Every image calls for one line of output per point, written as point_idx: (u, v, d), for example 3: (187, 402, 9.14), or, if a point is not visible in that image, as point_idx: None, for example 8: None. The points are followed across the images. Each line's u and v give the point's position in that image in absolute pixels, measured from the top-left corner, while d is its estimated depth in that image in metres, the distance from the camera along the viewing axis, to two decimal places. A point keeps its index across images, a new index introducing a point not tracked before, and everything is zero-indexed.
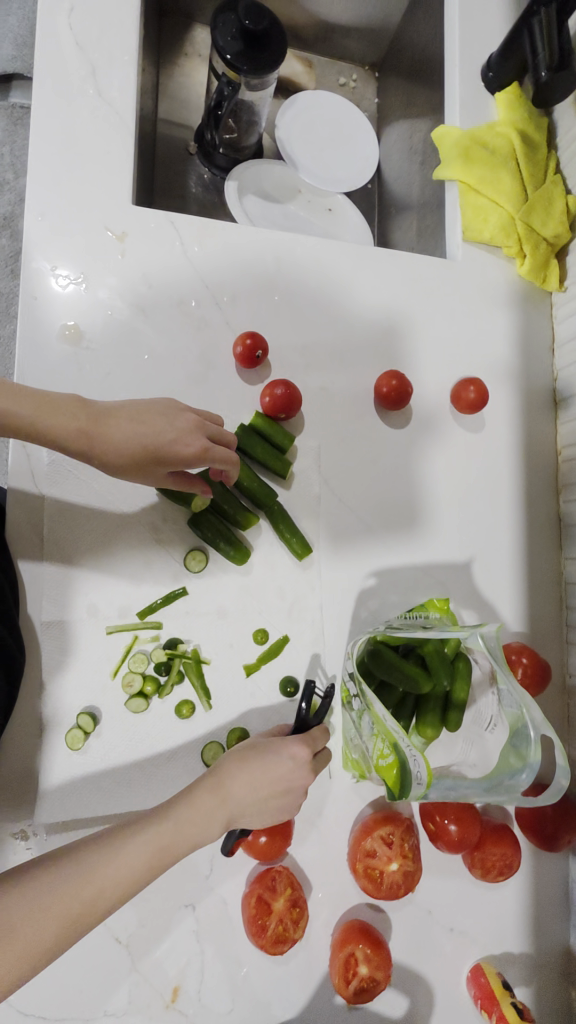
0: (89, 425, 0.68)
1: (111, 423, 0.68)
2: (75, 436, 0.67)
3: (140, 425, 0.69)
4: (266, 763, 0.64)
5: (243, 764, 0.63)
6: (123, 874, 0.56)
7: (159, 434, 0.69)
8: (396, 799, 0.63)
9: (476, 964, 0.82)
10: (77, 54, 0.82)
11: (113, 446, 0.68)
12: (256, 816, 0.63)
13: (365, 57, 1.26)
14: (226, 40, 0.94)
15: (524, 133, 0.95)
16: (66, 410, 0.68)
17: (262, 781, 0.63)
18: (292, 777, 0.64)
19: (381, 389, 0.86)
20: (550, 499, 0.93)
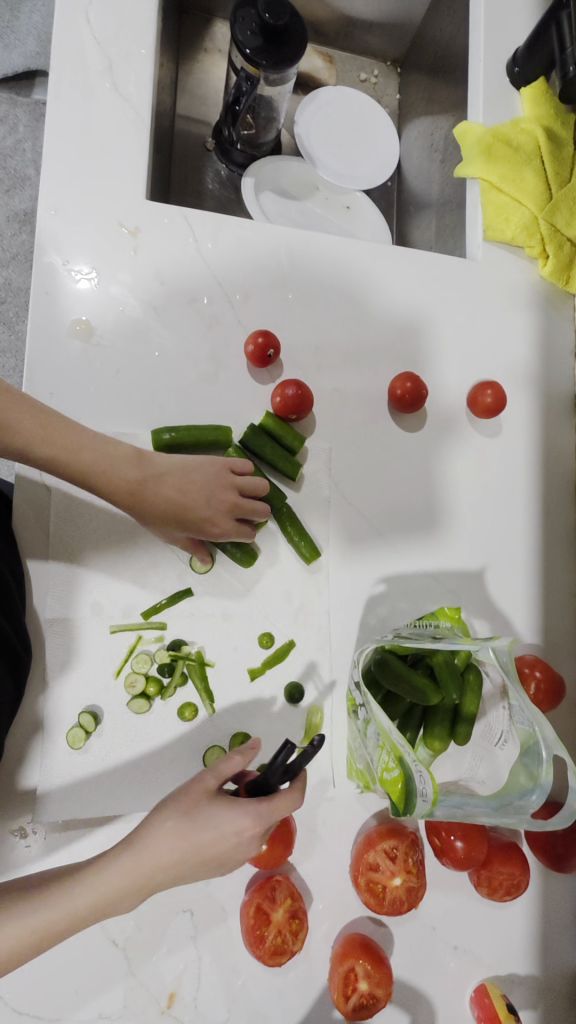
0: (135, 487, 0.73)
1: (159, 485, 0.75)
2: (123, 485, 0.72)
3: (184, 491, 0.76)
4: (200, 835, 0.61)
5: (175, 832, 0.61)
6: (44, 932, 0.57)
7: (198, 505, 0.76)
8: (402, 815, 0.62)
9: (480, 984, 0.80)
10: (94, 48, 0.81)
11: (150, 513, 0.75)
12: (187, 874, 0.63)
13: (387, 52, 1.24)
14: (246, 36, 0.93)
15: (549, 130, 0.92)
16: (120, 465, 0.72)
17: (191, 852, 0.61)
18: (229, 847, 0.62)
19: (395, 391, 0.84)
20: (568, 507, 0.90)
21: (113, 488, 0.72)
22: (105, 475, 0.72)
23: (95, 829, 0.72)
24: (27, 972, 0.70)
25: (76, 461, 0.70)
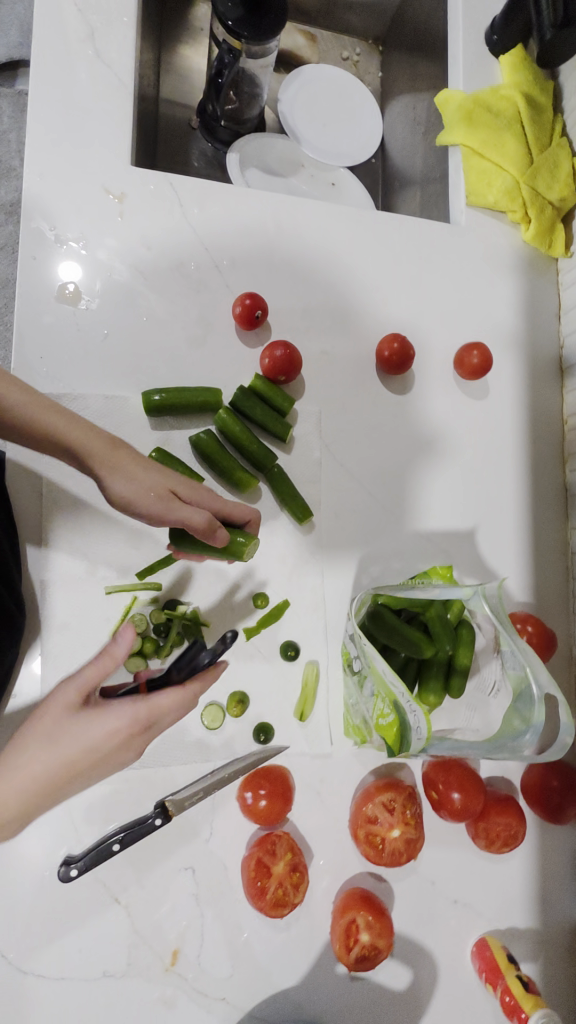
0: (107, 446, 0.66)
1: (124, 475, 0.66)
2: (89, 466, 0.66)
3: (155, 487, 0.67)
4: (70, 754, 0.57)
5: (38, 761, 0.56)
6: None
7: (168, 509, 0.67)
8: (397, 754, 0.64)
9: (481, 938, 0.80)
10: (76, 18, 0.81)
11: (122, 474, 0.66)
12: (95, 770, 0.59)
13: (368, 31, 1.25)
14: (227, 7, 0.95)
15: (529, 97, 0.93)
16: (90, 442, 0.65)
17: (71, 760, 0.57)
18: (110, 758, 0.59)
19: (383, 353, 0.85)
20: (556, 467, 0.92)
21: (84, 441, 0.65)
22: (75, 425, 0.65)
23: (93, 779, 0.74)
24: (31, 931, 0.71)
25: (40, 410, 0.63)
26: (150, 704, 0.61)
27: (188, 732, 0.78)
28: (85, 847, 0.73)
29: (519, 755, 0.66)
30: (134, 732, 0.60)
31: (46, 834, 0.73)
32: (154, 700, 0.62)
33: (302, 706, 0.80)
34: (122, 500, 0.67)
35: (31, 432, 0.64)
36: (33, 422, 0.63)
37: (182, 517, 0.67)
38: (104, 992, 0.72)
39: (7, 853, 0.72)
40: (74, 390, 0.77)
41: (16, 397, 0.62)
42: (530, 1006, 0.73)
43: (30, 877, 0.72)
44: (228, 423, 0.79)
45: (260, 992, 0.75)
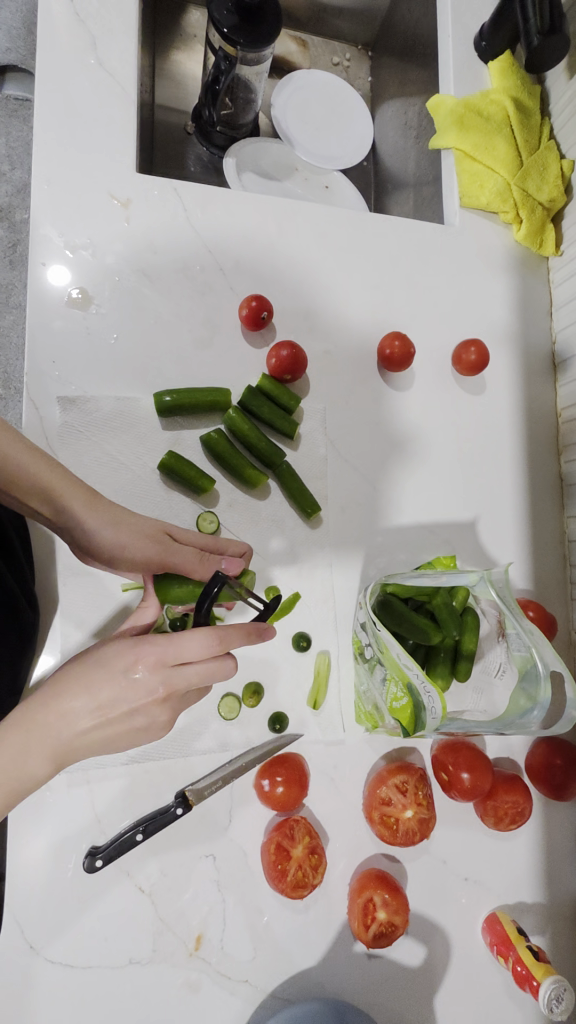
0: (85, 498, 0.66)
1: (104, 527, 0.67)
2: (66, 518, 0.66)
3: (138, 538, 0.68)
4: (92, 684, 0.55)
5: (62, 693, 0.54)
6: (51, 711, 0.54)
7: (151, 555, 0.69)
8: (412, 734, 0.67)
9: (492, 912, 0.83)
10: (77, 27, 0.83)
11: (108, 516, 0.67)
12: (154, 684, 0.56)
13: (358, 37, 1.28)
14: (222, 14, 0.96)
15: (517, 101, 0.97)
16: (70, 498, 0.65)
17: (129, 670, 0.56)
18: (129, 691, 0.55)
19: (385, 351, 0.88)
20: (551, 458, 0.95)
21: (66, 491, 0.65)
22: (61, 473, 0.64)
23: (113, 769, 0.77)
24: (59, 921, 0.73)
25: (26, 458, 0.62)
26: (170, 640, 0.56)
27: (205, 723, 0.80)
28: (110, 838, 0.75)
29: (527, 730, 0.71)
30: (157, 664, 0.56)
31: (70, 825, 0.75)
32: (177, 637, 0.56)
33: (316, 692, 0.82)
34: (106, 544, 0.68)
35: (11, 481, 0.62)
36: (16, 470, 0.62)
37: (179, 557, 0.69)
38: (130, 978, 0.73)
39: (34, 844, 0.73)
40: (86, 391, 0.79)
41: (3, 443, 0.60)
42: (541, 974, 0.75)
43: (56, 868, 0.74)
44: (238, 421, 0.81)
45: (282, 974, 0.77)
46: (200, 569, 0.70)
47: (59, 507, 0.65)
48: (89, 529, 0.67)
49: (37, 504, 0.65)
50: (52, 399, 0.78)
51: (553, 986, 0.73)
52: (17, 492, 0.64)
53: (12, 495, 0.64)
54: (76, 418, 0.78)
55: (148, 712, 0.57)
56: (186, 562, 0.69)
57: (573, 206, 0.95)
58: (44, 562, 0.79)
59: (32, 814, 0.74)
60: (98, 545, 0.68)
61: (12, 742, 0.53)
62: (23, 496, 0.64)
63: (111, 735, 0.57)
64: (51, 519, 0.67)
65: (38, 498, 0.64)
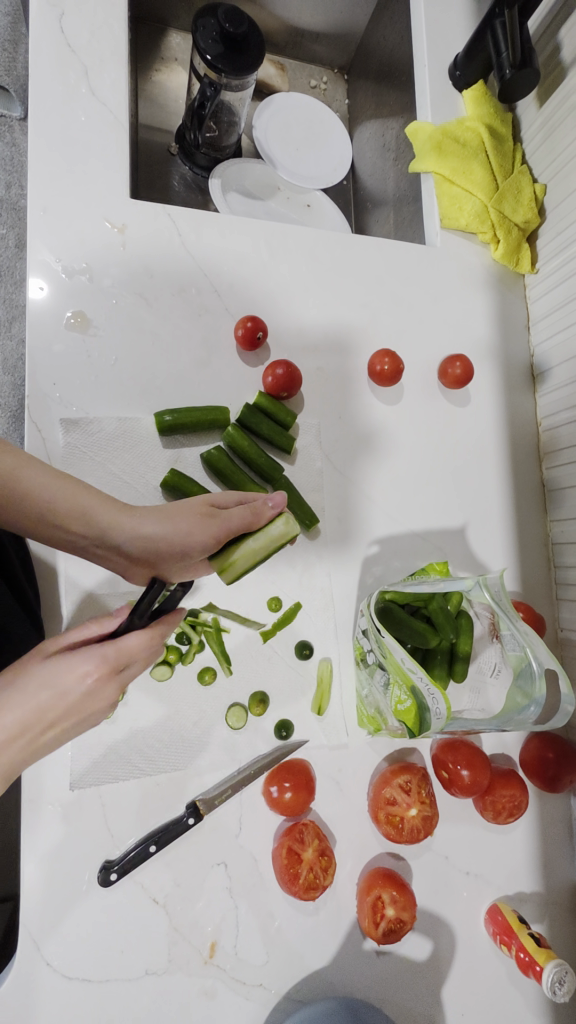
0: (121, 512, 0.68)
1: (151, 524, 0.69)
2: (113, 538, 0.68)
3: (194, 515, 0.71)
4: (38, 703, 0.55)
5: (4, 719, 0.53)
6: (6, 740, 0.54)
7: (210, 530, 0.71)
8: (417, 734, 0.71)
9: (493, 904, 0.86)
10: (69, 57, 0.85)
11: (154, 513, 0.69)
12: (104, 691, 0.60)
13: (334, 61, 1.32)
14: (207, 43, 0.98)
15: (490, 127, 1.02)
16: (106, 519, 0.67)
17: (81, 691, 0.58)
18: (85, 700, 0.59)
19: (375, 368, 0.92)
20: (533, 466, 0.99)
21: (104, 509, 0.67)
22: (95, 494, 0.67)
23: (123, 784, 0.78)
24: (74, 938, 0.73)
25: (57, 489, 0.65)
26: (119, 647, 0.60)
27: (213, 733, 0.82)
28: (123, 850, 0.76)
29: (525, 725, 0.75)
30: (106, 672, 0.60)
31: (84, 841, 0.76)
32: (123, 646, 0.61)
33: (320, 700, 0.86)
34: (163, 541, 0.69)
35: (50, 513, 0.65)
36: (55, 501, 0.65)
37: (231, 521, 0.73)
38: (147, 990, 0.74)
39: (49, 865, 0.74)
40: (88, 412, 0.81)
41: (32, 476, 0.64)
42: (543, 959, 0.78)
43: (71, 884, 0.74)
44: (237, 438, 0.84)
45: (295, 975, 0.78)
46: (253, 516, 0.74)
47: (103, 528, 0.67)
48: (140, 536, 0.68)
49: (81, 532, 0.67)
50: (55, 421, 0.79)
51: (555, 970, 0.76)
52: (59, 523, 0.66)
53: (55, 530, 0.67)
54: (80, 439, 0.80)
55: (97, 711, 0.62)
56: (243, 518, 0.73)
57: (547, 227, 1.00)
58: (49, 582, 0.79)
59: (40, 837, 0.74)
60: (158, 549, 0.70)
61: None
62: (65, 527, 0.66)
63: (59, 738, 0.60)
64: (99, 545, 0.69)
65: (78, 525, 0.66)
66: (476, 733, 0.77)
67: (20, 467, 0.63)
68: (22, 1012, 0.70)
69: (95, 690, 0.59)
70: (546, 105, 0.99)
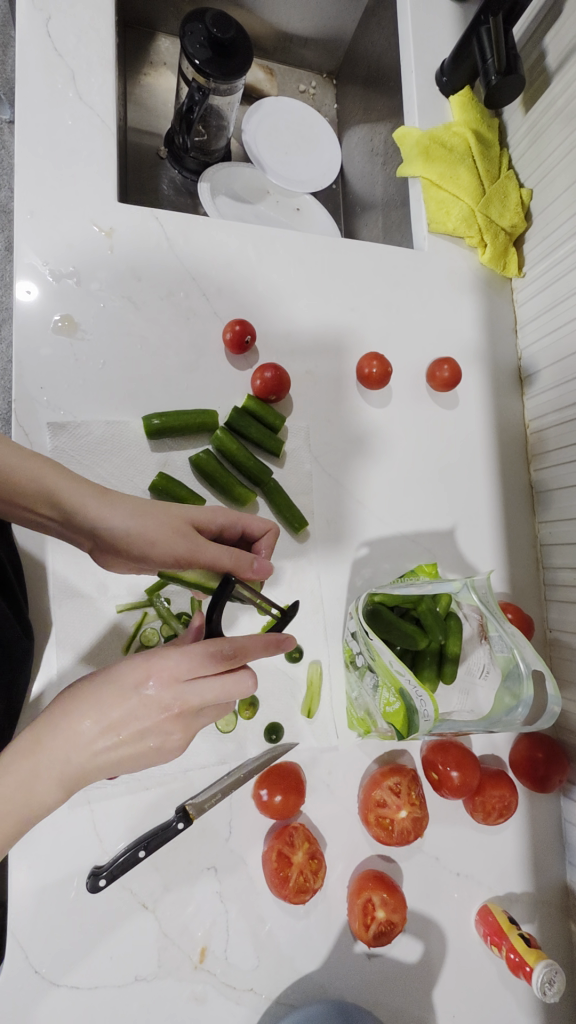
0: (93, 495, 0.66)
1: (119, 510, 0.67)
2: (81, 520, 0.66)
3: (169, 525, 0.69)
4: (99, 704, 0.53)
5: (69, 713, 0.53)
6: (66, 740, 0.52)
7: (178, 544, 0.69)
8: (405, 735, 0.71)
9: (483, 905, 0.86)
10: (56, 61, 0.86)
11: (127, 507, 0.67)
12: (166, 706, 0.55)
13: (323, 65, 1.33)
14: (195, 48, 0.98)
15: (477, 133, 1.03)
16: (76, 500, 0.65)
17: (139, 700, 0.54)
18: (142, 712, 0.54)
19: (363, 371, 0.92)
20: (522, 468, 1.00)
21: (76, 493, 0.65)
22: (68, 478, 0.65)
23: (112, 790, 0.77)
24: (64, 944, 0.73)
25: (28, 465, 0.62)
26: (181, 656, 0.55)
27: (203, 737, 0.82)
28: (112, 856, 0.76)
29: (513, 726, 0.75)
30: (169, 678, 0.55)
31: (72, 847, 0.75)
32: (188, 650, 0.56)
33: (309, 703, 0.86)
34: (129, 535, 0.68)
35: (20, 491, 0.63)
36: (22, 481, 0.62)
37: (208, 550, 0.69)
38: (136, 996, 0.74)
39: (37, 870, 0.74)
40: (76, 416, 0.81)
41: (4, 455, 0.61)
42: (533, 959, 0.78)
43: (59, 890, 0.74)
44: (226, 441, 0.84)
45: (285, 980, 0.78)
46: (233, 564, 0.70)
47: (71, 510, 0.65)
48: (108, 526, 0.67)
49: (48, 510, 0.66)
50: (42, 425, 0.79)
51: (545, 970, 0.77)
52: (27, 501, 0.64)
53: (24, 508, 0.65)
54: (67, 443, 0.80)
55: (159, 730, 0.55)
56: (219, 556, 0.69)
57: (533, 232, 1.01)
58: (37, 586, 0.79)
59: (29, 840, 0.74)
60: (124, 538, 0.68)
61: (18, 770, 0.51)
62: (33, 506, 0.65)
63: (126, 756, 0.55)
64: (66, 524, 0.67)
65: (49, 506, 0.65)
66: (461, 734, 0.78)
67: None
68: (13, 1018, 0.70)
69: (158, 702, 0.54)
70: (531, 111, 1.00)
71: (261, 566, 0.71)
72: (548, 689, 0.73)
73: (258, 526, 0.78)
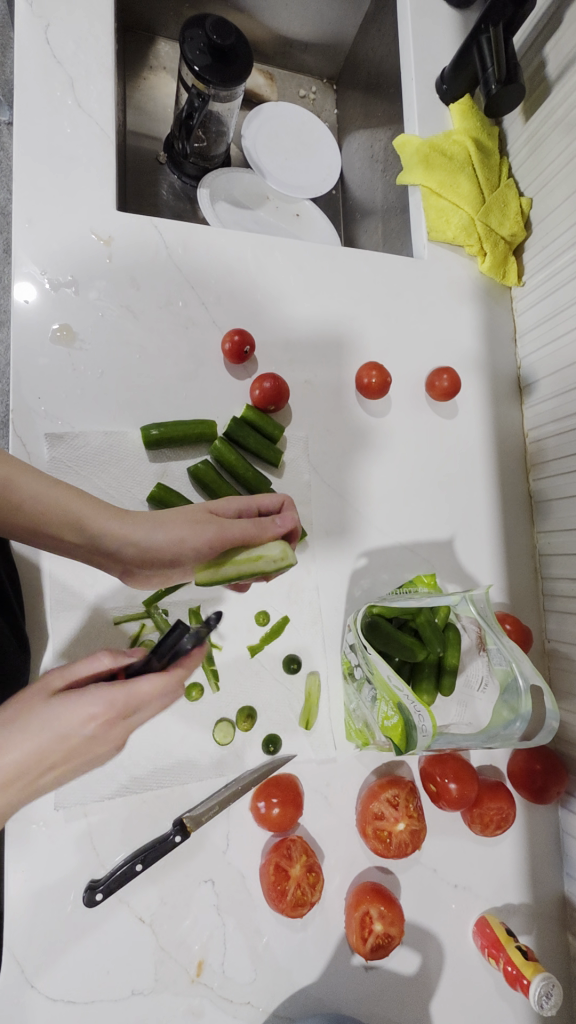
0: (116, 516, 0.67)
1: (142, 525, 0.68)
2: (106, 542, 0.66)
3: (192, 520, 0.71)
4: (39, 745, 0.51)
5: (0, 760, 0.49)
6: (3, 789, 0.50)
7: (208, 533, 0.71)
8: (404, 751, 0.71)
9: (481, 916, 0.86)
10: (55, 68, 0.85)
11: (150, 520, 0.68)
12: (109, 737, 0.58)
13: (323, 70, 1.32)
14: (195, 54, 0.97)
15: (477, 141, 1.03)
16: (101, 523, 0.65)
17: (84, 740, 0.55)
18: (87, 745, 0.55)
19: (363, 380, 0.92)
20: (520, 477, 1.00)
21: (100, 515, 0.65)
22: (91, 501, 0.65)
23: (109, 803, 0.77)
24: (59, 958, 0.73)
25: (53, 492, 0.63)
26: (130, 692, 0.58)
27: (201, 749, 0.81)
28: (109, 870, 0.76)
29: (511, 741, 0.75)
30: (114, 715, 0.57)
31: (70, 860, 0.75)
32: (135, 686, 0.58)
33: (308, 714, 0.86)
34: (157, 546, 0.68)
35: (46, 520, 0.63)
36: (48, 507, 0.62)
37: (232, 530, 0.73)
38: (133, 1010, 0.73)
39: (33, 884, 0.73)
40: (73, 426, 0.80)
41: (28, 485, 0.61)
42: (531, 972, 0.78)
43: (55, 904, 0.74)
44: (224, 451, 0.84)
45: (282, 993, 0.78)
46: (257, 532, 0.76)
47: (97, 534, 0.65)
48: (135, 542, 0.67)
49: (73, 537, 0.65)
50: (40, 436, 0.79)
51: (542, 982, 0.76)
52: (53, 530, 0.64)
53: (47, 537, 0.65)
54: (65, 454, 0.79)
55: (101, 755, 0.60)
56: (246, 532, 0.75)
57: (533, 241, 1.01)
58: (34, 597, 0.79)
59: (25, 853, 0.74)
60: (152, 552, 0.69)
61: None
62: (59, 534, 0.64)
63: (59, 778, 0.56)
64: (90, 550, 0.67)
65: (74, 532, 0.65)
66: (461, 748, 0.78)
67: (16, 475, 0.60)
68: None
69: (108, 734, 0.57)
70: (531, 120, 0.99)
71: (286, 521, 0.78)
72: (547, 705, 0.73)
73: (274, 497, 0.81)
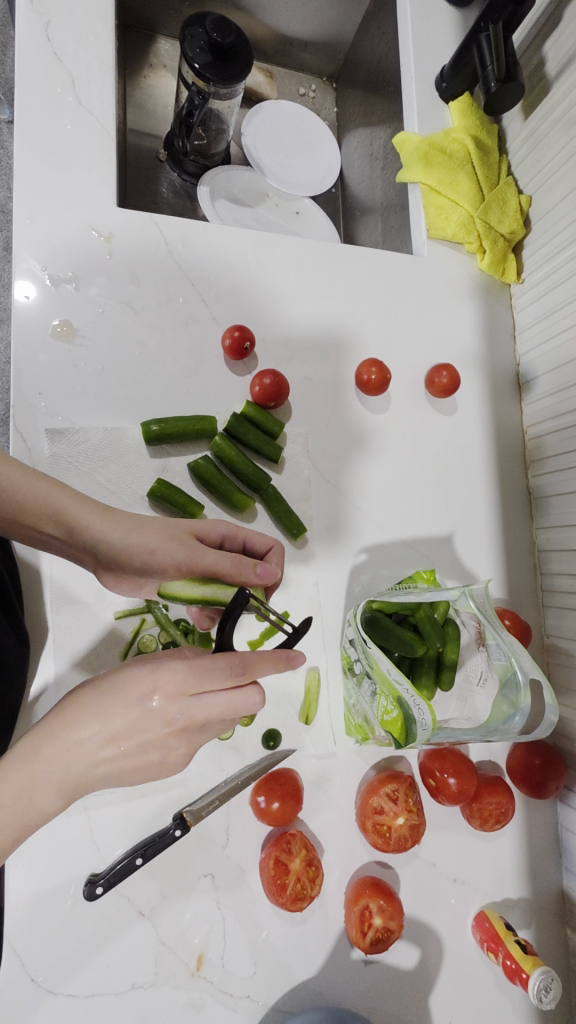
0: (94, 511, 0.67)
1: (118, 524, 0.68)
2: (82, 537, 0.67)
3: (167, 535, 0.70)
4: (104, 713, 0.53)
5: (70, 724, 0.52)
6: (66, 754, 0.52)
7: (176, 551, 0.70)
8: (403, 744, 0.71)
9: (480, 911, 0.86)
10: (55, 66, 0.85)
11: (127, 521, 0.68)
12: (171, 717, 0.55)
13: (323, 68, 1.33)
14: (195, 52, 0.98)
15: (477, 140, 1.03)
16: (76, 517, 0.66)
17: (146, 713, 0.54)
18: (146, 720, 0.54)
19: (362, 377, 0.92)
20: (520, 473, 1.00)
21: (80, 510, 0.66)
22: (72, 495, 0.66)
23: (108, 798, 0.77)
24: (60, 951, 0.73)
25: (32, 483, 0.63)
26: (190, 667, 0.55)
27: (201, 744, 0.81)
28: (109, 863, 0.76)
29: (510, 736, 0.75)
30: (175, 692, 0.55)
31: (69, 855, 0.75)
32: (200, 666, 0.56)
33: (307, 709, 0.86)
34: (129, 548, 0.68)
35: (25, 509, 0.64)
36: (27, 499, 0.63)
37: (207, 557, 0.69)
38: (133, 1003, 0.74)
39: (33, 878, 0.74)
40: (73, 422, 0.81)
41: (8, 474, 0.62)
42: (530, 966, 0.78)
43: (55, 898, 0.74)
44: (224, 447, 0.84)
45: (282, 986, 0.78)
46: (233, 570, 0.69)
47: (75, 527, 0.66)
48: (108, 541, 0.68)
49: (52, 529, 0.66)
50: (40, 432, 0.79)
51: (541, 976, 0.76)
52: (33, 520, 0.65)
53: (27, 527, 0.66)
54: (65, 450, 0.80)
55: (165, 743, 0.56)
56: (219, 564, 0.70)
57: (532, 239, 1.01)
58: (34, 593, 0.79)
59: (26, 846, 0.74)
60: (124, 553, 0.69)
61: (18, 778, 0.51)
62: (38, 525, 0.66)
63: (123, 763, 0.55)
64: (69, 542, 0.68)
65: (52, 523, 0.65)
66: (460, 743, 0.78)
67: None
68: None
69: (172, 713, 0.55)
70: (531, 117, 1.00)
71: (266, 572, 0.70)
72: (545, 699, 0.73)
73: (263, 541, 0.77)
